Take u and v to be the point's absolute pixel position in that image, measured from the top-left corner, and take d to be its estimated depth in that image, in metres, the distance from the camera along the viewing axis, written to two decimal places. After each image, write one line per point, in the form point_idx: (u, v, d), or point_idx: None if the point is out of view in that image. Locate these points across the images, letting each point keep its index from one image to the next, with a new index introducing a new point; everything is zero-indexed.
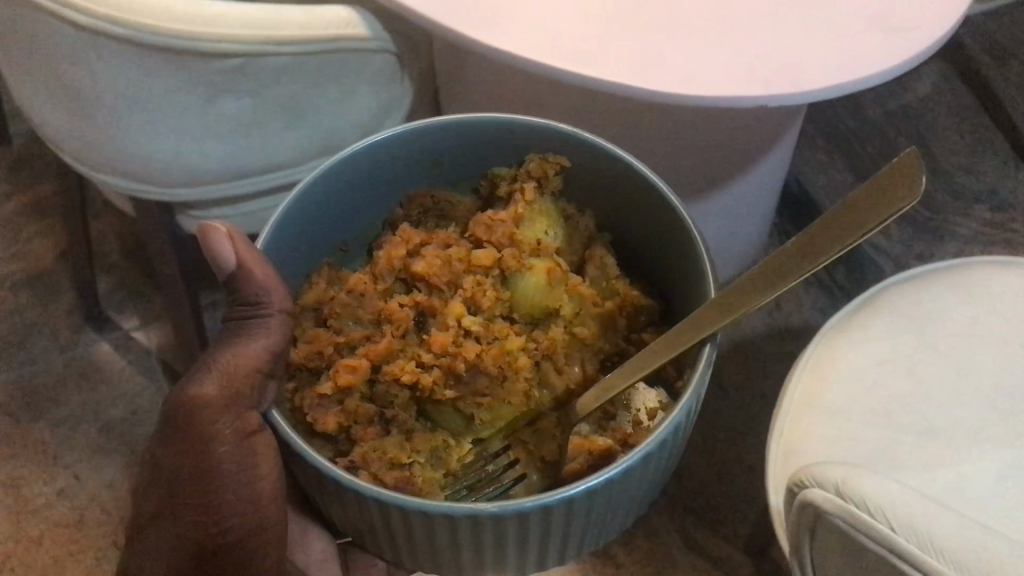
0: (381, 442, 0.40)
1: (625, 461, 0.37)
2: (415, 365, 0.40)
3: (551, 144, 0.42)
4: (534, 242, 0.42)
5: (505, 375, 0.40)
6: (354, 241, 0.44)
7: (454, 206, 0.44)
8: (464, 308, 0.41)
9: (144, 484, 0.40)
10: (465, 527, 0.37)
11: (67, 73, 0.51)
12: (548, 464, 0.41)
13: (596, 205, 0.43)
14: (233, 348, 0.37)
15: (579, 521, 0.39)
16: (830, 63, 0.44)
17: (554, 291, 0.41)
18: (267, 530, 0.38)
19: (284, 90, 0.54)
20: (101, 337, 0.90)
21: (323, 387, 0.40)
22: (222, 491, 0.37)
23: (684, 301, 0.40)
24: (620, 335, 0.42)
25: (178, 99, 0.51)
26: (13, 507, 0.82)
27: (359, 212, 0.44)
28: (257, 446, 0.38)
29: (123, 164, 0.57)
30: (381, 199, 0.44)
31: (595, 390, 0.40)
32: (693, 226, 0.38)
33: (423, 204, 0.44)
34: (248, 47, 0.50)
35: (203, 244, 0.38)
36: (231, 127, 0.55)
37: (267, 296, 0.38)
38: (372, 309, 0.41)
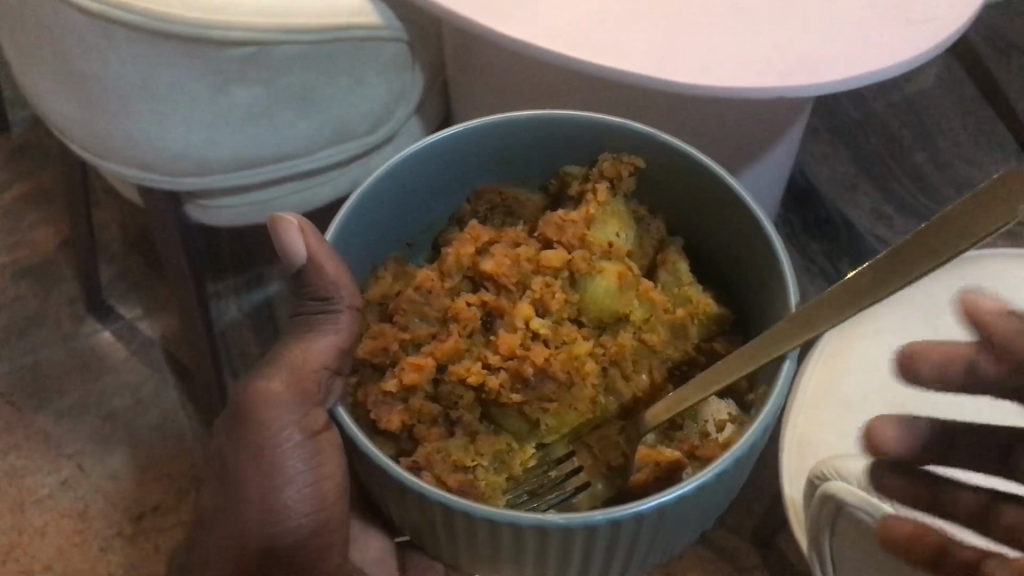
0: (445, 444, 0.38)
1: (699, 476, 0.35)
2: (480, 366, 0.39)
3: (626, 143, 0.40)
4: (604, 244, 0.40)
5: (572, 381, 0.39)
6: (420, 235, 0.43)
7: (521, 203, 0.43)
8: (533, 310, 0.39)
9: (205, 479, 0.41)
10: (528, 539, 0.36)
11: (78, 65, 0.53)
12: (614, 473, 0.39)
13: (669, 206, 0.42)
14: (300, 345, 0.37)
15: (646, 536, 0.36)
16: (845, 57, 0.46)
17: (625, 296, 0.39)
18: (331, 532, 0.39)
19: (296, 80, 0.56)
20: (104, 326, 0.95)
21: (389, 385, 0.38)
22: (286, 491, 0.37)
23: (761, 309, 0.39)
24: (691, 344, 0.40)
25: (190, 85, 0.53)
26: (17, 497, 0.87)
27: (426, 206, 0.42)
28: (322, 444, 0.38)
29: (132, 156, 0.58)
30: (449, 195, 0.43)
31: (665, 401, 0.38)
32: (771, 230, 0.37)
33: (490, 200, 0.42)
34: (261, 35, 0.51)
35: (274, 237, 0.38)
36: (242, 118, 0.56)
37: (335, 293, 0.37)
38: (438, 307, 0.40)
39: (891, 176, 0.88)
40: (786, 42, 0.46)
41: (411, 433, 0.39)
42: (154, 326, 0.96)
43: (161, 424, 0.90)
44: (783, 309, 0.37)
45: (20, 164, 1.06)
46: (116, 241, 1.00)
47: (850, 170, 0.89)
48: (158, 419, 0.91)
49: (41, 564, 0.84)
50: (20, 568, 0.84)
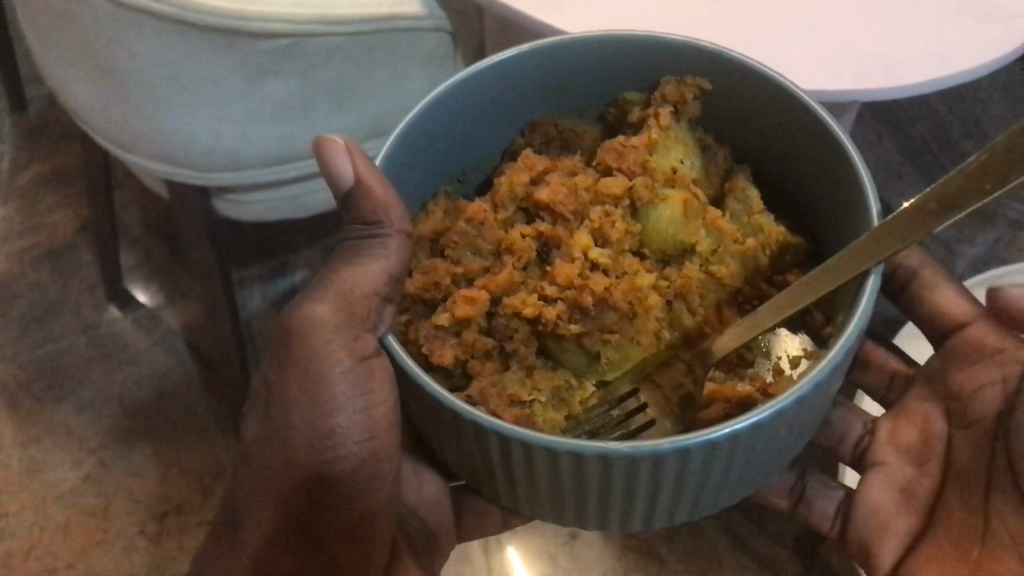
0: (500, 378, 0.35)
1: (776, 403, 0.32)
2: (537, 298, 0.35)
3: (691, 63, 0.37)
4: (668, 171, 0.37)
5: (635, 312, 0.36)
6: (471, 170, 0.40)
7: (578, 135, 0.39)
8: (592, 240, 0.36)
9: (250, 406, 0.39)
10: (592, 472, 0.33)
11: (102, 52, 0.51)
12: (684, 407, 0.37)
13: (735, 132, 0.39)
14: (351, 267, 0.35)
15: (716, 468, 0.34)
16: (909, 58, 0.42)
17: (691, 225, 0.36)
18: (382, 461, 0.38)
19: (333, 69, 0.54)
20: (125, 314, 0.93)
21: (441, 317, 0.35)
22: (335, 418, 0.36)
23: (843, 244, 0.36)
24: (760, 276, 0.37)
25: (220, 75, 0.51)
26: (39, 493, 0.85)
27: (477, 139, 0.39)
28: (373, 370, 0.36)
29: (157, 149, 0.56)
30: (501, 124, 0.39)
31: (736, 328, 0.36)
32: (857, 158, 0.34)
33: (546, 132, 0.39)
34: (299, 26, 0.51)
35: (319, 158, 0.35)
36: (275, 112, 0.54)
37: (386, 217, 0.35)
38: (491, 239, 0.36)
39: (938, 163, 0.82)
40: (855, 40, 0.43)
41: (464, 369, 0.36)
42: (177, 315, 0.93)
43: (186, 417, 0.88)
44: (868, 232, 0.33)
45: (39, 149, 1.04)
46: (137, 225, 0.99)
47: (898, 159, 0.83)
48: (183, 411, 0.88)
49: (63, 563, 0.81)
50: (41, 567, 0.81)
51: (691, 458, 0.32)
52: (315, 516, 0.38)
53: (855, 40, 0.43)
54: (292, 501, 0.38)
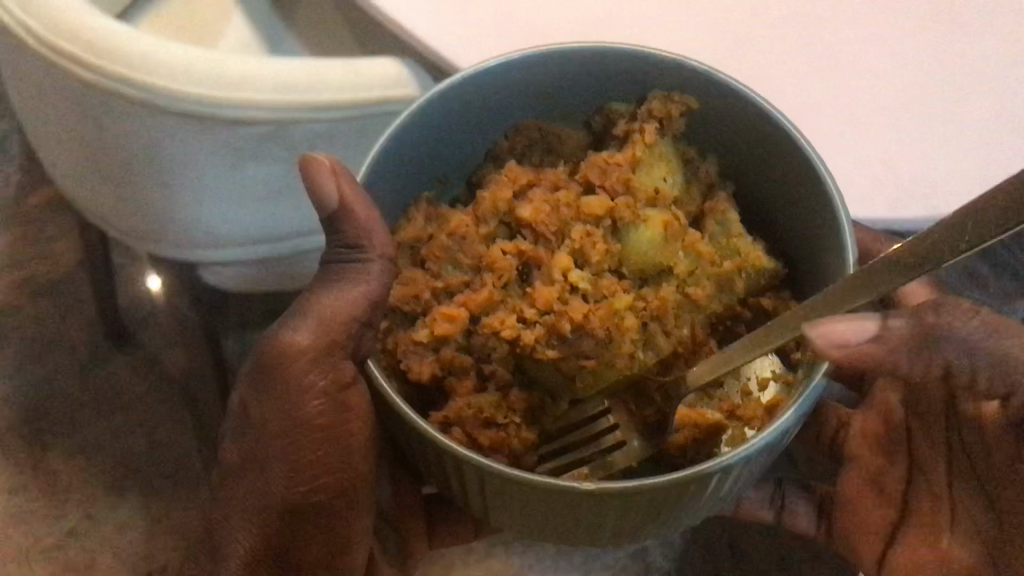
0: (476, 398, 0.35)
1: (749, 445, 0.32)
2: (515, 320, 0.35)
3: (677, 82, 0.37)
4: (650, 190, 0.38)
5: (612, 337, 0.35)
6: (453, 172, 0.40)
7: (562, 140, 0.40)
8: (572, 260, 0.36)
9: (228, 427, 0.39)
10: (563, 503, 0.33)
11: (82, 131, 0.50)
12: (654, 427, 0.37)
13: (721, 149, 0.39)
14: (328, 295, 0.34)
15: (686, 500, 0.34)
16: (938, 167, 0.40)
17: (670, 247, 0.37)
18: (357, 488, 0.37)
19: (319, 147, 0.51)
20: (122, 356, 0.91)
21: (419, 335, 0.36)
22: (313, 447, 0.36)
23: (817, 271, 0.36)
24: (736, 298, 0.38)
25: (201, 161, 0.50)
26: (24, 543, 0.85)
27: (461, 143, 0.39)
28: (349, 401, 0.36)
29: (143, 220, 0.56)
30: (486, 128, 0.39)
31: (711, 361, 0.36)
32: (834, 188, 0.35)
33: (529, 136, 0.40)
34: (283, 115, 0.47)
35: (304, 178, 0.34)
36: (260, 192, 0.54)
37: (368, 242, 0.33)
38: (472, 254, 0.37)
39: None
40: (891, 156, 0.40)
41: (440, 384, 0.36)
42: (176, 359, 0.91)
43: (174, 471, 0.88)
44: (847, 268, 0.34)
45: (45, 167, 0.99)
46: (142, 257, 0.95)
47: None
48: (173, 464, 0.88)
49: None
50: None
51: (662, 495, 0.33)
52: (290, 546, 0.38)
53: (892, 144, 0.40)
54: (270, 529, 0.37)
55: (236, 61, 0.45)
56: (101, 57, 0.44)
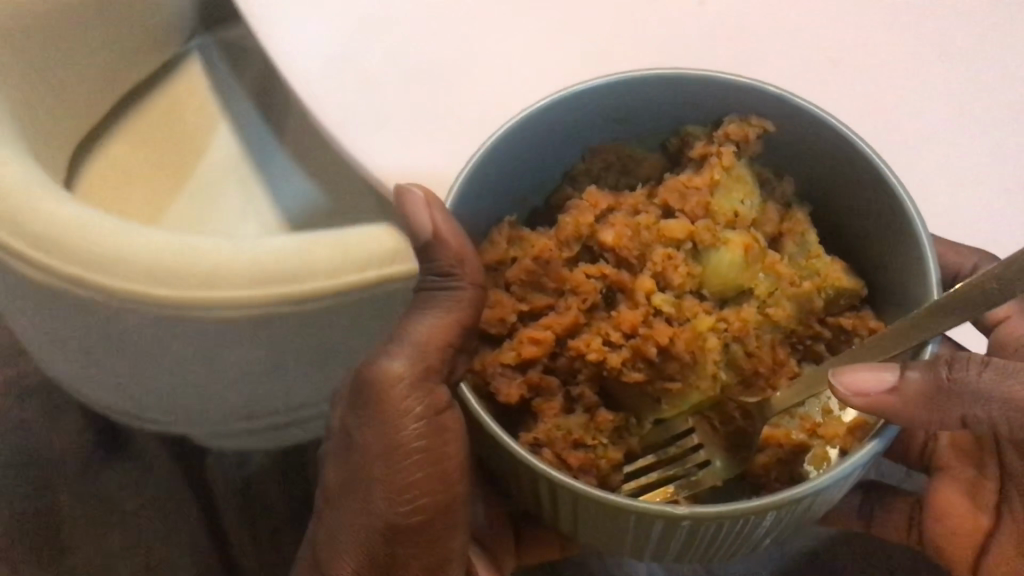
0: (564, 420, 0.36)
1: (845, 467, 0.31)
2: (601, 343, 0.36)
3: (754, 105, 0.38)
4: (730, 213, 0.39)
5: (696, 359, 0.36)
6: (531, 195, 0.42)
7: (638, 161, 0.42)
8: (655, 284, 0.37)
9: (332, 450, 0.39)
10: (657, 530, 0.32)
11: (50, 312, 0.50)
12: (739, 449, 0.37)
13: (796, 171, 0.40)
14: (423, 321, 0.35)
15: (777, 527, 0.33)
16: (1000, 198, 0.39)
17: (750, 269, 0.38)
18: (455, 512, 0.38)
19: (305, 323, 0.48)
20: (113, 465, 0.88)
21: (506, 357, 0.36)
22: (412, 472, 0.36)
23: (895, 285, 0.37)
24: (813, 317, 0.39)
25: (179, 335, 0.49)
26: None
27: (540, 168, 0.41)
28: (447, 423, 0.36)
29: (136, 370, 0.58)
30: (564, 150, 0.41)
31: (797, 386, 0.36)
32: (911, 203, 0.35)
33: (606, 159, 0.41)
34: (259, 308, 0.44)
35: (397, 205, 0.34)
36: (249, 355, 0.53)
37: (460, 270, 0.34)
38: (556, 278, 0.37)
39: None
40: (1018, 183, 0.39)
41: (527, 406, 0.36)
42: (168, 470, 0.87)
43: None
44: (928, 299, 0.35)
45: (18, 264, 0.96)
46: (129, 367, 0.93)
47: None
48: None
49: None
50: None
51: (755, 522, 0.32)
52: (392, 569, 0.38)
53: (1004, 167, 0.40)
54: (371, 552, 0.38)
55: (205, 248, 0.44)
56: (64, 258, 0.43)
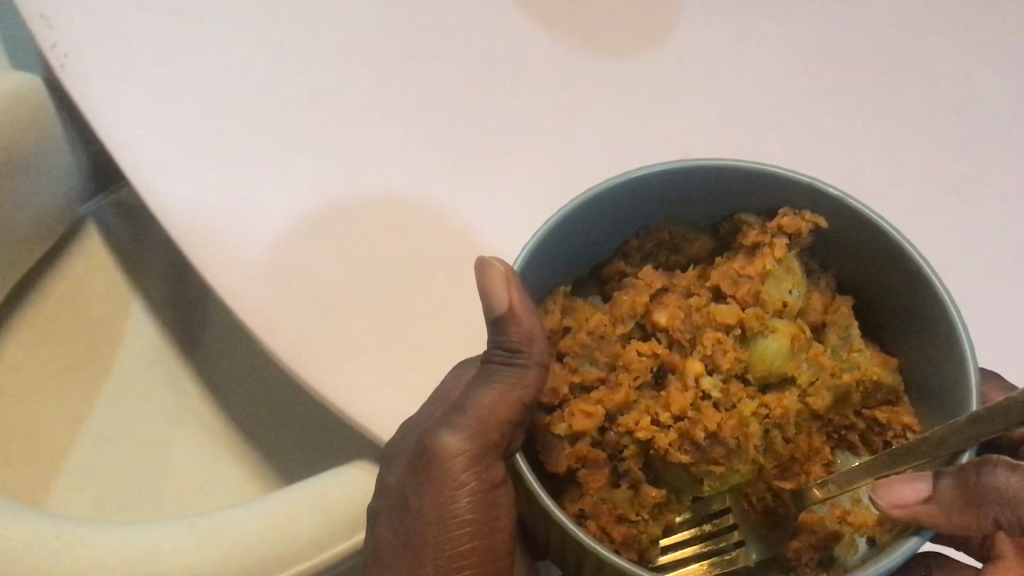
0: (610, 494, 0.37)
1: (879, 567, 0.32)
2: (650, 421, 0.37)
3: (807, 198, 0.40)
4: (778, 302, 0.40)
5: (740, 445, 0.37)
6: (582, 266, 0.44)
7: (688, 242, 0.43)
8: (704, 366, 0.38)
9: (381, 516, 0.43)
10: None
11: None
12: (773, 533, 0.39)
13: (841, 264, 0.42)
14: (486, 395, 0.39)
15: None
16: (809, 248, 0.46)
17: (796, 358, 0.39)
18: None
19: None
20: None
21: (558, 428, 0.38)
22: (465, 541, 0.41)
23: (931, 382, 0.39)
24: (850, 408, 0.40)
25: None
26: None
27: (594, 242, 0.43)
28: (496, 499, 0.41)
29: None
30: (619, 229, 0.43)
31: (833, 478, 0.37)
32: (953, 308, 0.37)
33: (659, 237, 0.43)
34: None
35: (478, 278, 0.38)
36: None
37: (528, 349, 0.38)
38: (609, 352, 0.39)
39: None
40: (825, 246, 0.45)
41: (574, 477, 0.38)
42: None
43: None
44: (967, 409, 0.36)
45: None
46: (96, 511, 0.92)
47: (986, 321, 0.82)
48: None
49: None
50: None
51: None
52: None
53: None
54: None
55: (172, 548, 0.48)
56: None
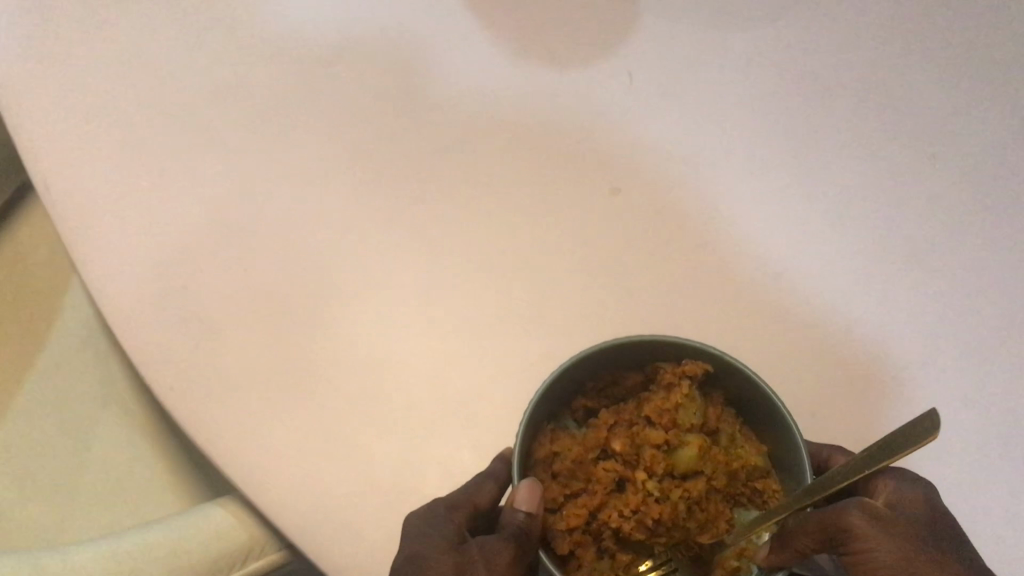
0: (596, 563, 0.60)
1: None
2: (617, 515, 0.60)
3: (697, 351, 0.62)
4: (688, 422, 0.62)
5: (674, 522, 0.60)
6: (557, 405, 0.65)
7: (626, 380, 0.65)
8: (647, 474, 0.61)
9: (415, 559, 0.60)
10: None
11: None
12: (701, 571, 0.62)
13: (725, 385, 0.64)
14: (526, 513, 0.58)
15: None
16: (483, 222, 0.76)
17: (703, 459, 0.61)
18: None
19: None
20: None
21: (560, 525, 0.60)
22: None
23: (788, 459, 0.61)
24: (741, 483, 0.63)
25: None
26: None
27: (564, 391, 0.64)
28: None
29: None
30: (579, 380, 0.64)
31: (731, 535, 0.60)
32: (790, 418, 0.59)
33: (605, 381, 0.65)
34: None
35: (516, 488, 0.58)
36: None
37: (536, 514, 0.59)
38: (585, 473, 0.61)
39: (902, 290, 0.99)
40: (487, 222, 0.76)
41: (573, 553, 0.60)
42: None
43: None
44: (803, 482, 0.59)
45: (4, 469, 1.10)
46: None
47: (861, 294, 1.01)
48: None
49: None
50: None
51: None
52: None
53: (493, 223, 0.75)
54: None
55: None
56: None
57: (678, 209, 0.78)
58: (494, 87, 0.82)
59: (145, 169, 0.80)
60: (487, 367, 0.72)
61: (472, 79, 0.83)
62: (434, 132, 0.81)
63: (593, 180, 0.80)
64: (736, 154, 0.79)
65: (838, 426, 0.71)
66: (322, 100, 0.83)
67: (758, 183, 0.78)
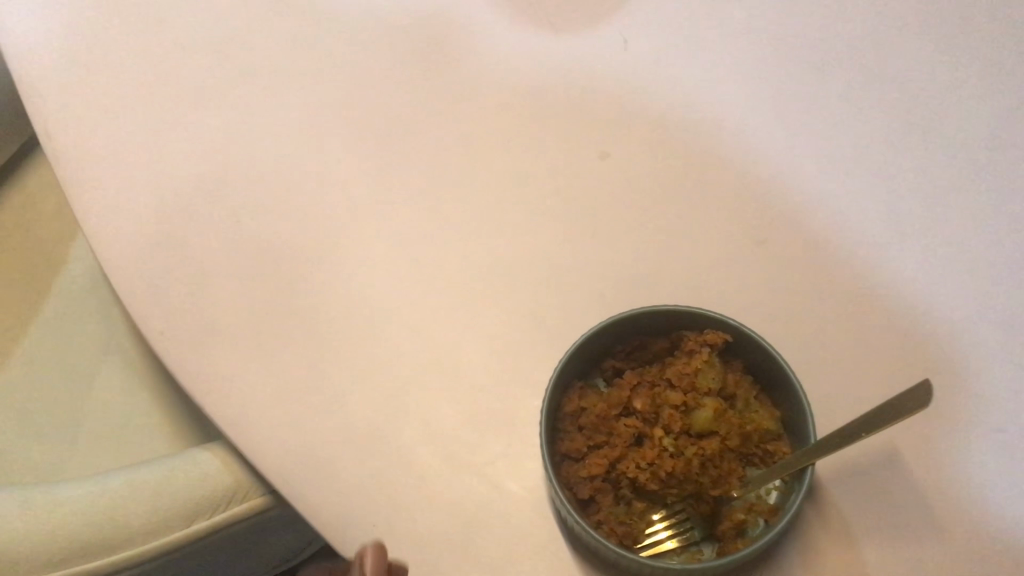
0: (615, 507, 0.66)
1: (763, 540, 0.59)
2: (635, 466, 0.66)
3: (715, 320, 0.69)
4: (706, 387, 0.68)
5: (687, 476, 0.66)
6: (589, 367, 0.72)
7: (652, 345, 0.71)
8: (665, 431, 0.67)
9: None
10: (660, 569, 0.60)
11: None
12: (714, 522, 0.67)
13: (743, 355, 0.70)
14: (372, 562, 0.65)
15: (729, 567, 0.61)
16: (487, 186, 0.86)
17: (718, 420, 0.67)
18: None
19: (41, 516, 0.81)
20: None
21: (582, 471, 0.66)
22: None
23: (796, 423, 0.67)
24: (755, 445, 0.68)
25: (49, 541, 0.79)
26: None
27: (594, 354, 0.71)
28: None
29: None
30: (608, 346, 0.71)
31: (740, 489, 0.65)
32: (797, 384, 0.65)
33: (633, 347, 0.72)
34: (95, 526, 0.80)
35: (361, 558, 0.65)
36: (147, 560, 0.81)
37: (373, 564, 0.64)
38: (608, 428, 0.68)
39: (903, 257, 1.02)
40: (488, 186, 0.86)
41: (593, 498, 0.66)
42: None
43: None
44: (807, 441, 0.64)
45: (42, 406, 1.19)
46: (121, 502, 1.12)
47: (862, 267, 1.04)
48: None
49: None
50: None
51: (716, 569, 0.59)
52: None
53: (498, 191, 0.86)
54: None
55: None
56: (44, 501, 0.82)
57: (650, 182, 0.86)
58: (492, 61, 0.93)
59: (171, 135, 0.89)
60: (465, 323, 0.79)
61: (474, 54, 0.94)
62: (442, 94, 0.92)
63: (586, 144, 0.89)
64: (721, 143, 0.88)
65: (827, 380, 0.75)
66: (338, 67, 0.94)
67: (734, 163, 0.87)
